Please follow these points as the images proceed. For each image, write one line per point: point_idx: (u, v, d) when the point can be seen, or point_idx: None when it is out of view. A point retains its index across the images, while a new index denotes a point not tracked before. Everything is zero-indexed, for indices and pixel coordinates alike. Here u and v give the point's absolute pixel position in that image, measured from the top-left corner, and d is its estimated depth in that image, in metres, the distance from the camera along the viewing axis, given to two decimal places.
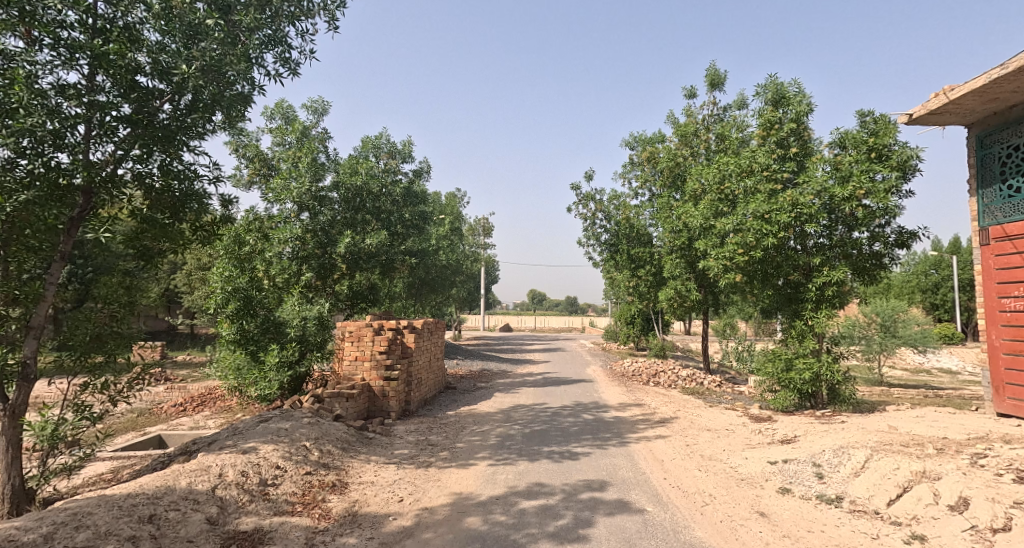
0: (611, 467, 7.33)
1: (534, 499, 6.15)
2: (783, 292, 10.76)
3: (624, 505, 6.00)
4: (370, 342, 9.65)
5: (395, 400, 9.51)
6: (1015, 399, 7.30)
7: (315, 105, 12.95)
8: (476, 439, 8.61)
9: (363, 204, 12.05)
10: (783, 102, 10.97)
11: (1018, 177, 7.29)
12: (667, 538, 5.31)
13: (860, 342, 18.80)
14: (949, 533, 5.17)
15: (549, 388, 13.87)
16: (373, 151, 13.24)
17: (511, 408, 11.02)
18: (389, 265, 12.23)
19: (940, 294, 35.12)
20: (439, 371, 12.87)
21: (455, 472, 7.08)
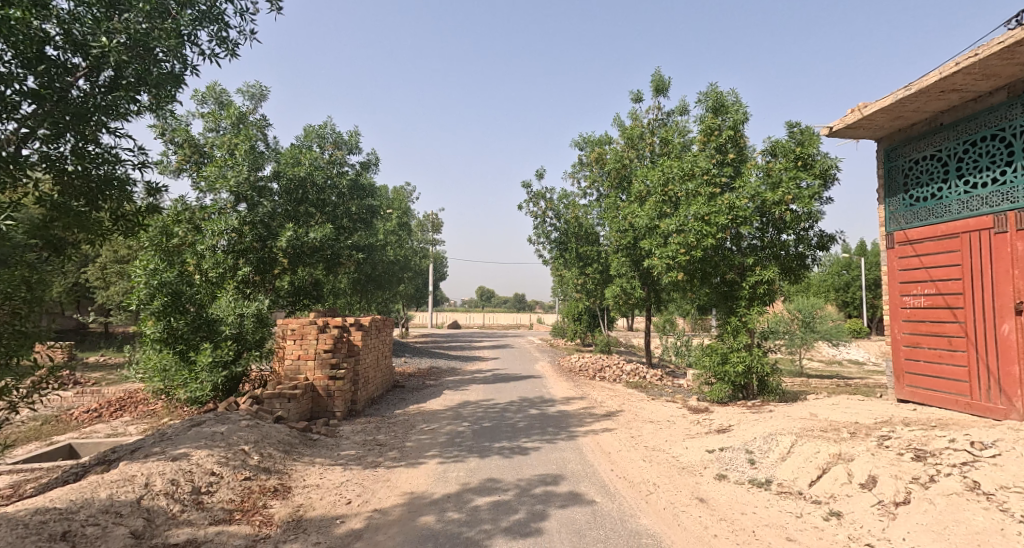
0: (560, 460, 7.28)
1: (487, 495, 5.98)
2: (718, 290, 11.03)
3: (576, 497, 5.96)
4: (314, 340, 9.21)
5: (341, 400, 9.13)
6: (913, 386, 7.72)
7: (253, 89, 12.22)
8: (426, 438, 8.36)
9: (306, 196, 11.50)
10: (722, 110, 11.46)
11: (919, 188, 7.70)
12: (615, 527, 5.28)
13: (783, 336, 19.84)
14: (860, 508, 5.37)
15: (498, 384, 13.76)
16: (317, 141, 12.69)
17: (460, 405, 10.81)
18: (334, 260, 11.76)
19: (851, 291, 37.75)
20: (389, 369, 12.56)
21: (405, 472, 6.82)
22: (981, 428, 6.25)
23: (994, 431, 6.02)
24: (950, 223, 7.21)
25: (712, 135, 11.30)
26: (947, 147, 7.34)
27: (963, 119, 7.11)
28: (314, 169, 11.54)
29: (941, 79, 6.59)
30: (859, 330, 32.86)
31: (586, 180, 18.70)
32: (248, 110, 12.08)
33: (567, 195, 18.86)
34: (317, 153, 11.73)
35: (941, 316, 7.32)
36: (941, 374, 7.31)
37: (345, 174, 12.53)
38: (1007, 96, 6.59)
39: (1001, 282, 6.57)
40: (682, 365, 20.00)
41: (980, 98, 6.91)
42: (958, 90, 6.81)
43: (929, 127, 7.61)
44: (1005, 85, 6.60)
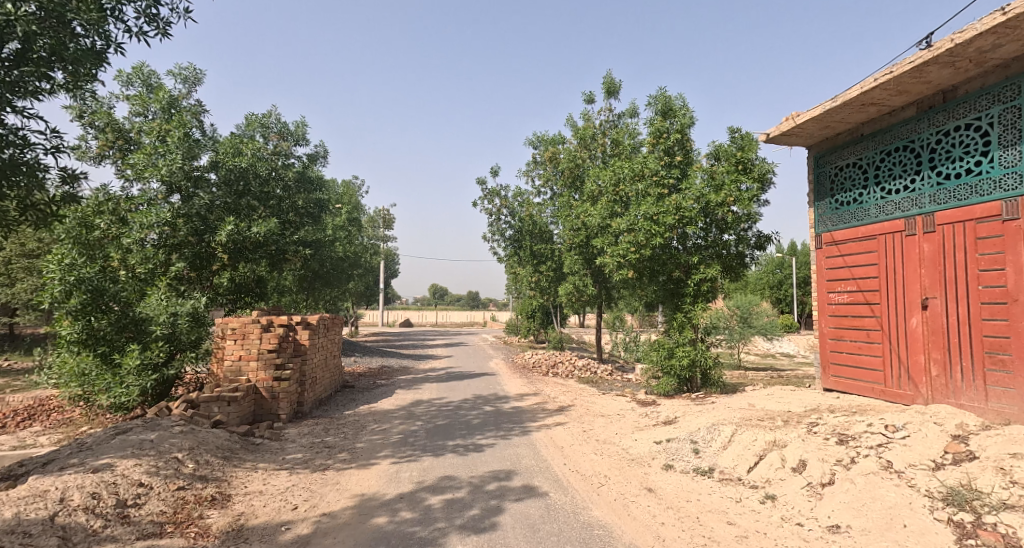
0: (515, 456, 7.24)
1: (440, 494, 5.86)
2: (665, 288, 11.28)
3: (530, 490, 5.96)
4: (257, 339, 8.80)
5: (286, 401, 8.77)
6: (837, 377, 8.10)
7: (185, 71, 11.36)
8: (377, 438, 8.15)
9: (248, 188, 10.86)
10: (670, 113, 11.65)
11: (843, 192, 8.07)
12: (568, 520, 5.26)
13: (724, 331, 20.72)
14: (791, 490, 5.57)
15: (450, 382, 13.71)
16: (260, 130, 12.20)
17: (415, 403, 10.66)
18: (280, 256, 11.40)
19: (785, 289, 39.83)
20: (338, 369, 12.16)
21: (356, 474, 6.60)
22: (894, 411, 6.61)
23: (903, 414, 6.40)
24: (868, 226, 7.58)
25: (662, 137, 11.52)
26: (866, 156, 7.71)
27: (881, 130, 7.49)
28: (256, 160, 10.94)
29: (863, 93, 6.90)
30: (790, 326, 34.65)
31: (540, 178, 18.76)
32: (182, 95, 11.37)
33: (522, 193, 18.84)
34: (260, 144, 11.16)
35: (860, 312, 7.69)
36: (861, 365, 7.69)
37: (290, 167, 12.15)
38: (916, 111, 7.00)
39: (911, 281, 6.95)
40: (630, 360, 20.41)
41: (895, 111, 7.30)
42: (876, 104, 7.17)
43: (851, 137, 7.98)
44: (913, 101, 7.00)
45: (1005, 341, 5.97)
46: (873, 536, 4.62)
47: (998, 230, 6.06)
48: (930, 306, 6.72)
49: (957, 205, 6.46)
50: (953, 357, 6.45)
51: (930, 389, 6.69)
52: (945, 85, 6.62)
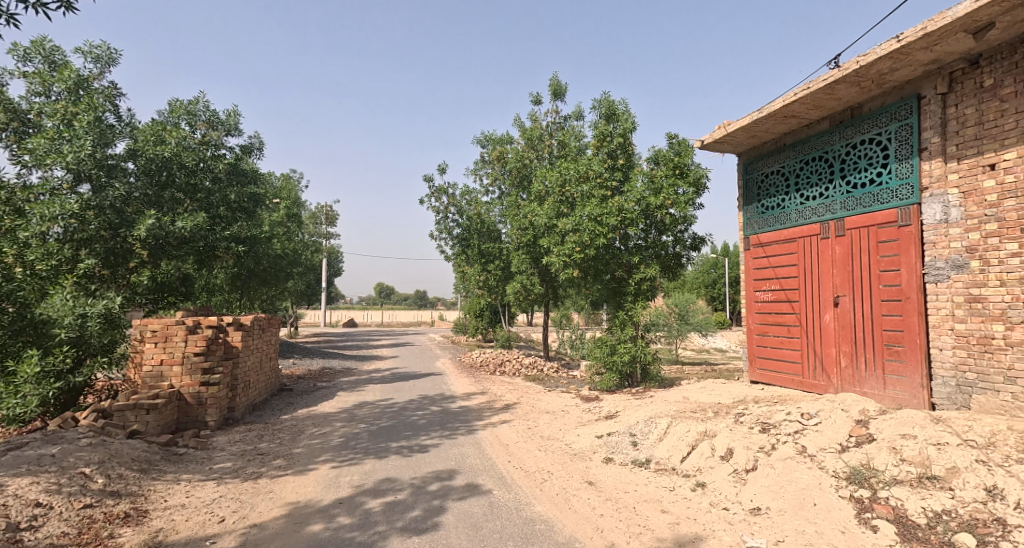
0: (460, 455, 7.68)
1: (381, 497, 6.00)
2: (609, 286, 12.48)
3: (472, 489, 6.25)
4: (181, 342, 8.65)
5: (213, 408, 8.71)
6: (762, 369, 9.02)
7: (99, 50, 9.88)
8: (315, 443, 8.31)
9: (171, 178, 9.96)
10: (614, 117, 12.88)
11: (768, 198, 8.91)
12: (511, 516, 5.55)
13: (663, 328, 22.29)
14: (719, 477, 6.23)
15: (397, 383, 14.37)
16: (187, 118, 10.95)
17: (356, 406, 11.32)
18: (209, 253, 10.60)
19: (718, 287, 42.45)
20: (274, 372, 12.58)
21: (293, 481, 6.60)
22: (810, 401, 7.40)
23: (818, 402, 7.19)
24: (791, 230, 8.38)
25: (605, 140, 12.77)
26: (788, 164, 8.53)
27: (799, 141, 8.29)
28: (181, 149, 10.06)
29: (784, 106, 7.60)
30: (723, 323, 37.01)
31: (488, 177, 19.72)
32: (91, 75, 9.95)
33: (469, 192, 19.77)
34: (185, 132, 10.24)
35: (782, 309, 8.54)
36: (783, 357, 8.56)
37: (220, 158, 11.11)
38: (829, 125, 7.75)
39: (825, 280, 7.72)
40: (576, 357, 21.66)
41: (811, 124, 8.08)
42: (796, 117, 7.91)
43: (775, 147, 8.80)
44: (827, 115, 7.74)
45: (899, 334, 6.66)
46: (787, 515, 5.11)
47: (894, 235, 6.73)
48: (840, 303, 7.47)
49: (863, 211, 7.18)
50: (859, 350, 7.19)
51: (840, 379, 7.47)
52: (853, 102, 7.33)
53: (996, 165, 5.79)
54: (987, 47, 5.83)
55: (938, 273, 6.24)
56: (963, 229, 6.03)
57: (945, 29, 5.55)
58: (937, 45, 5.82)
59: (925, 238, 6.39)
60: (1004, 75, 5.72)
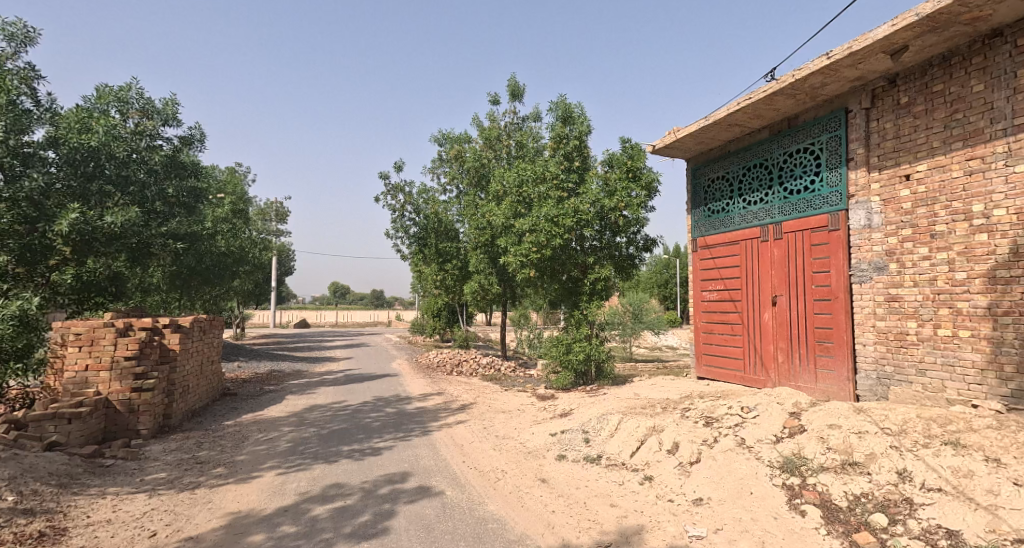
0: (414, 457, 7.70)
1: (328, 503, 5.90)
2: (565, 286, 12.73)
3: (424, 492, 6.27)
4: (109, 346, 8.23)
5: (147, 416, 8.26)
6: (708, 365, 9.43)
7: (15, 27, 9.33)
8: (261, 448, 8.10)
9: (99, 170, 9.46)
10: (570, 120, 13.33)
11: (714, 202, 9.34)
12: (464, 516, 5.64)
13: (618, 326, 22.85)
14: (665, 470, 6.53)
15: (351, 385, 14.20)
16: (117, 104, 10.43)
17: (306, 409, 11.10)
18: (143, 250, 10.12)
19: (669, 287, 43.68)
20: (217, 376, 12.13)
21: (235, 489, 6.37)
22: (750, 396, 7.79)
23: (757, 396, 7.61)
24: (734, 233, 8.81)
25: (562, 142, 13.24)
26: (732, 170, 8.96)
27: (742, 149, 8.73)
28: (109, 138, 9.51)
29: (728, 115, 7.98)
30: (675, 321, 38.11)
31: (445, 176, 19.69)
32: (5, 54, 9.35)
33: (426, 191, 19.67)
34: (114, 121, 9.73)
35: (726, 308, 8.97)
36: (727, 354, 8.98)
37: (156, 149, 10.53)
38: (769, 134, 8.19)
39: (764, 280, 8.16)
40: (533, 356, 21.89)
41: (753, 133, 8.51)
42: (739, 125, 8.32)
43: (721, 153, 9.23)
44: (768, 124, 8.18)
45: (829, 331, 7.12)
46: (727, 504, 5.42)
47: (826, 238, 7.20)
48: (778, 302, 7.92)
49: (798, 216, 7.63)
50: (795, 346, 7.64)
51: (777, 374, 7.91)
52: (790, 114, 7.77)
53: (911, 175, 6.28)
54: (904, 67, 6.32)
55: (862, 275, 6.73)
56: (885, 235, 6.52)
57: (868, 48, 5.99)
58: (862, 62, 6.27)
59: (851, 242, 6.87)
60: (917, 94, 6.21)
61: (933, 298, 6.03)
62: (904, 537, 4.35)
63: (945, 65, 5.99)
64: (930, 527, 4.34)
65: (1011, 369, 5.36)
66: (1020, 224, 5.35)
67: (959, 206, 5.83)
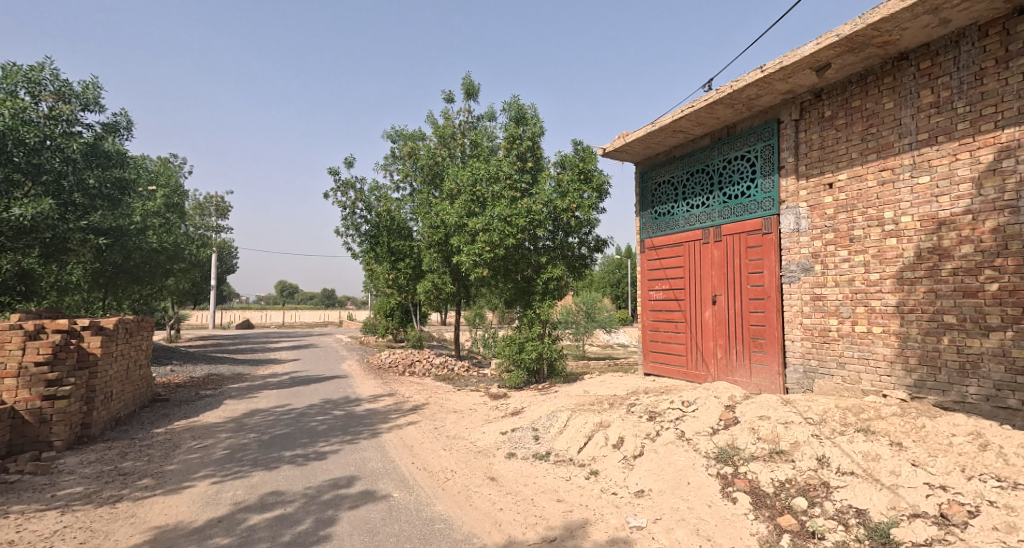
0: (361, 460, 7.68)
1: (266, 512, 5.80)
2: (519, 286, 12.91)
3: (368, 496, 6.24)
4: (17, 351, 7.52)
5: (61, 426, 7.61)
6: (654, 362, 9.80)
7: None
8: (194, 457, 7.82)
9: (7, 157, 8.89)
10: (523, 121, 13.73)
11: (660, 205, 9.71)
12: (410, 518, 5.70)
13: (571, 325, 23.26)
14: (611, 463, 6.78)
15: (296, 388, 13.88)
16: (27, 86, 9.89)
17: (246, 414, 10.79)
18: (58, 244, 9.86)
19: (622, 287, 44.72)
20: (146, 381, 11.50)
21: (162, 502, 6.13)
22: (691, 390, 8.17)
23: (696, 391, 7.99)
24: (678, 235, 9.20)
25: (515, 143, 13.64)
26: (676, 174, 9.35)
27: (686, 154, 9.11)
28: (18, 123, 9.00)
29: (672, 121, 8.33)
30: (627, 319, 39.07)
31: (399, 174, 19.51)
32: None
33: (378, 188, 19.40)
34: (23, 104, 9.21)
35: (671, 307, 9.34)
36: (671, 351, 9.35)
37: (74, 136, 10.03)
38: (710, 141, 8.61)
39: (706, 280, 8.56)
40: (487, 356, 22.01)
41: (696, 139, 8.90)
42: (683, 132, 8.68)
43: (666, 158, 9.60)
44: (709, 132, 8.58)
45: (763, 328, 7.56)
46: (666, 495, 5.70)
47: (760, 241, 7.64)
48: (718, 301, 8.33)
49: (735, 220, 8.06)
50: (732, 343, 8.06)
51: (716, 369, 8.32)
52: (728, 123, 8.19)
53: (833, 184, 6.75)
54: (827, 83, 6.80)
55: (791, 275, 7.19)
56: (811, 238, 6.99)
57: (796, 64, 6.41)
58: (791, 77, 6.69)
59: (782, 244, 7.33)
60: (839, 108, 6.69)
61: (851, 297, 6.51)
62: (820, 518, 4.69)
63: (862, 83, 6.47)
64: (842, 507, 4.70)
65: (915, 361, 5.86)
66: (924, 230, 5.85)
67: (873, 213, 6.31)
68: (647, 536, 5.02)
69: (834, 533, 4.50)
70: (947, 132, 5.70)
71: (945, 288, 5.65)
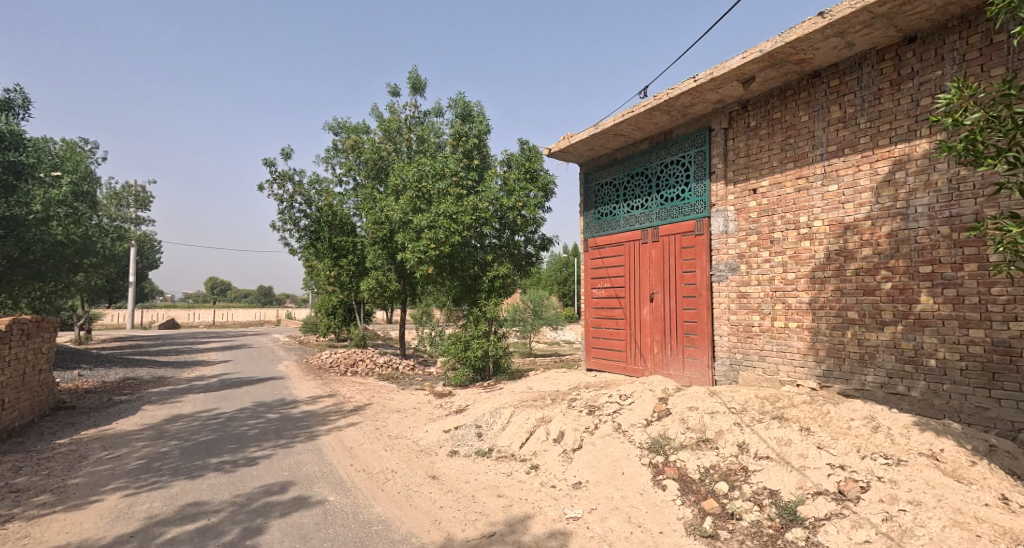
0: (295, 465, 7.57)
1: (188, 523, 5.64)
2: (465, 283, 12.99)
3: (301, 502, 6.18)
4: None
5: None
6: (597, 357, 10.11)
7: None
8: (103, 469, 7.45)
9: None
10: (470, 118, 13.81)
11: (603, 205, 10.02)
12: (347, 521, 5.71)
13: (519, 323, 23.57)
14: (551, 457, 7.00)
15: (224, 392, 13.37)
16: None
17: (166, 421, 10.36)
18: None
19: (569, 285, 45.52)
20: (48, 388, 10.66)
21: (63, 520, 5.84)
22: (629, 384, 8.50)
23: (633, 385, 8.33)
24: (619, 235, 9.53)
25: (461, 140, 13.64)
26: (618, 176, 9.68)
27: (627, 157, 9.45)
28: None
29: (613, 125, 8.64)
30: (574, 317, 39.89)
31: (342, 167, 19.18)
32: None
33: (319, 182, 18.98)
34: None
35: (613, 304, 9.67)
36: (613, 347, 9.68)
37: None
38: (648, 145, 8.97)
39: (645, 279, 8.91)
40: (433, 354, 21.93)
41: (636, 143, 9.25)
42: (623, 135, 9.01)
43: (608, 160, 9.92)
44: (647, 136, 8.95)
45: (695, 325, 7.97)
46: (601, 485, 5.96)
47: (693, 242, 8.04)
48: (656, 299, 8.70)
49: (672, 221, 8.44)
50: (668, 338, 8.44)
51: (653, 364, 8.70)
52: (665, 128, 8.56)
53: (757, 190, 7.21)
54: (753, 95, 7.25)
55: (719, 275, 7.63)
56: (737, 240, 7.43)
57: (725, 76, 6.81)
58: (720, 88, 7.10)
59: (712, 245, 7.75)
60: (762, 119, 7.15)
61: (772, 295, 6.98)
62: (738, 500, 5.05)
63: (783, 96, 6.94)
64: (758, 489, 5.08)
65: (825, 354, 6.36)
66: (832, 234, 6.37)
67: (791, 218, 6.79)
68: (583, 526, 5.25)
69: (749, 513, 4.86)
70: (852, 145, 6.21)
71: (849, 287, 6.18)
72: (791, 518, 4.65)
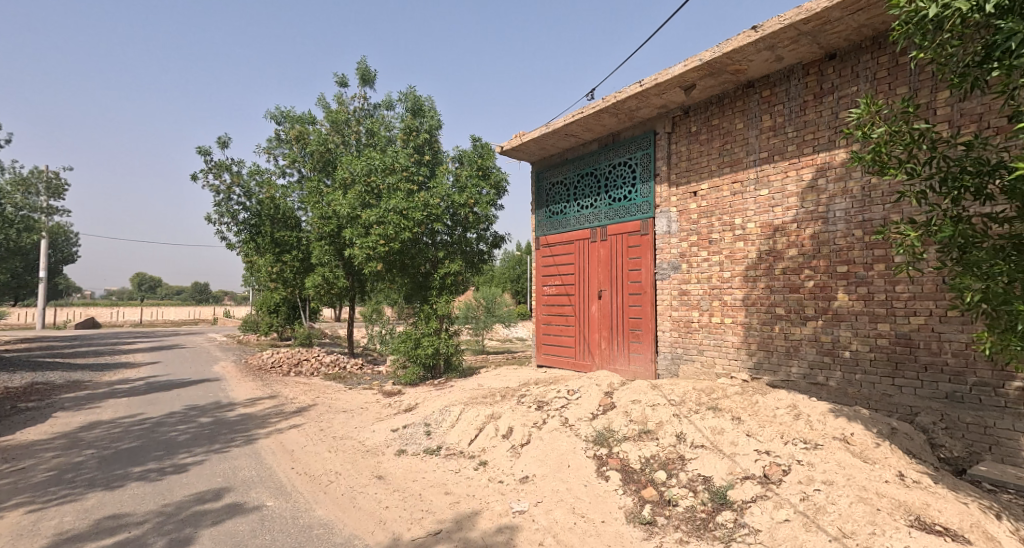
0: (231, 471, 7.39)
1: (109, 537, 5.43)
2: (415, 280, 12.95)
3: (236, 509, 6.05)
4: None
5: None
6: (547, 354, 10.30)
7: None
8: (6, 484, 7.03)
9: None
10: (420, 112, 13.72)
11: (554, 204, 10.21)
12: (286, 525, 5.65)
13: (471, 321, 23.63)
14: (500, 452, 7.12)
15: (150, 396, 12.79)
16: None
17: (83, 429, 9.84)
18: None
19: (522, 282, 45.79)
20: None
21: None
22: (576, 380, 8.72)
23: (580, 380, 8.56)
24: (570, 233, 9.74)
25: (412, 135, 13.54)
26: (569, 175, 9.87)
27: (577, 157, 9.66)
28: None
29: (563, 125, 8.82)
30: (526, 314, 40.11)
31: (286, 159, 18.67)
32: None
33: (260, 173, 18.41)
34: None
35: (563, 301, 9.87)
36: (562, 343, 9.89)
37: None
38: (597, 146, 9.21)
39: (593, 276, 9.15)
40: (383, 353, 21.64)
41: (585, 144, 9.47)
42: (573, 136, 9.22)
43: (559, 159, 10.11)
44: (596, 138, 9.18)
45: (640, 321, 8.25)
46: (547, 478, 6.13)
47: (639, 241, 8.32)
48: (604, 296, 8.95)
49: (619, 221, 8.70)
50: (614, 334, 8.70)
51: (601, 359, 8.95)
52: (613, 131, 8.81)
53: (697, 192, 7.55)
54: (694, 102, 7.57)
55: (662, 273, 7.94)
56: (678, 241, 7.75)
57: (668, 82, 7.09)
58: (664, 93, 7.38)
59: (657, 245, 8.05)
60: (703, 125, 7.48)
61: (709, 292, 7.33)
62: (675, 487, 5.31)
63: (721, 104, 7.28)
64: (693, 476, 5.35)
65: (757, 347, 6.75)
66: (764, 235, 6.75)
67: (727, 220, 7.15)
68: (528, 519, 5.39)
69: (685, 499, 5.12)
70: (781, 152, 6.61)
71: (778, 285, 6.60)
72: (721, 502, 4.94)
